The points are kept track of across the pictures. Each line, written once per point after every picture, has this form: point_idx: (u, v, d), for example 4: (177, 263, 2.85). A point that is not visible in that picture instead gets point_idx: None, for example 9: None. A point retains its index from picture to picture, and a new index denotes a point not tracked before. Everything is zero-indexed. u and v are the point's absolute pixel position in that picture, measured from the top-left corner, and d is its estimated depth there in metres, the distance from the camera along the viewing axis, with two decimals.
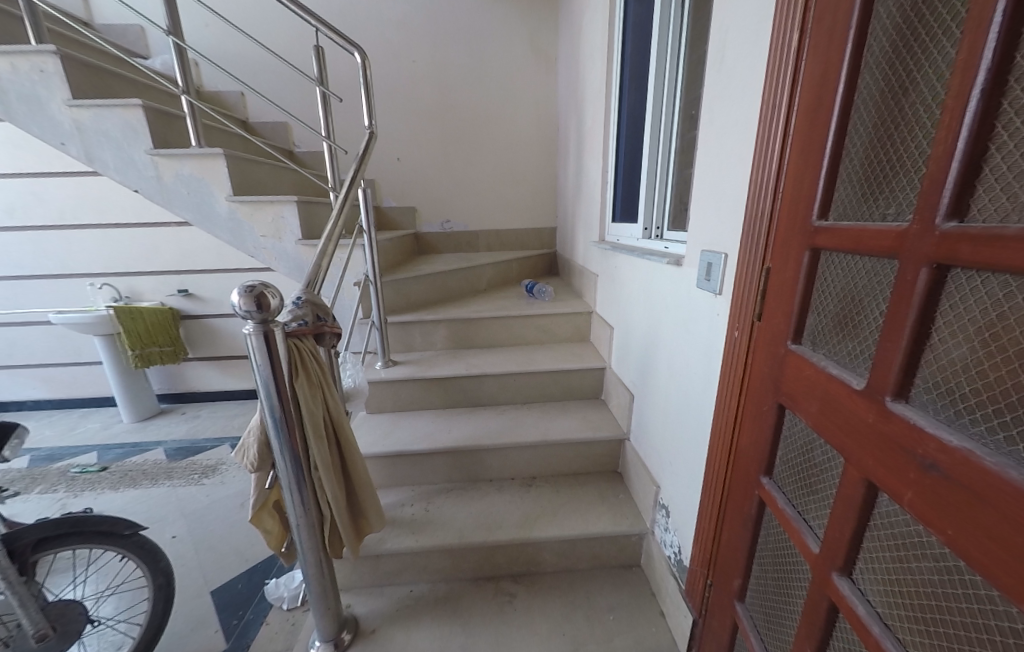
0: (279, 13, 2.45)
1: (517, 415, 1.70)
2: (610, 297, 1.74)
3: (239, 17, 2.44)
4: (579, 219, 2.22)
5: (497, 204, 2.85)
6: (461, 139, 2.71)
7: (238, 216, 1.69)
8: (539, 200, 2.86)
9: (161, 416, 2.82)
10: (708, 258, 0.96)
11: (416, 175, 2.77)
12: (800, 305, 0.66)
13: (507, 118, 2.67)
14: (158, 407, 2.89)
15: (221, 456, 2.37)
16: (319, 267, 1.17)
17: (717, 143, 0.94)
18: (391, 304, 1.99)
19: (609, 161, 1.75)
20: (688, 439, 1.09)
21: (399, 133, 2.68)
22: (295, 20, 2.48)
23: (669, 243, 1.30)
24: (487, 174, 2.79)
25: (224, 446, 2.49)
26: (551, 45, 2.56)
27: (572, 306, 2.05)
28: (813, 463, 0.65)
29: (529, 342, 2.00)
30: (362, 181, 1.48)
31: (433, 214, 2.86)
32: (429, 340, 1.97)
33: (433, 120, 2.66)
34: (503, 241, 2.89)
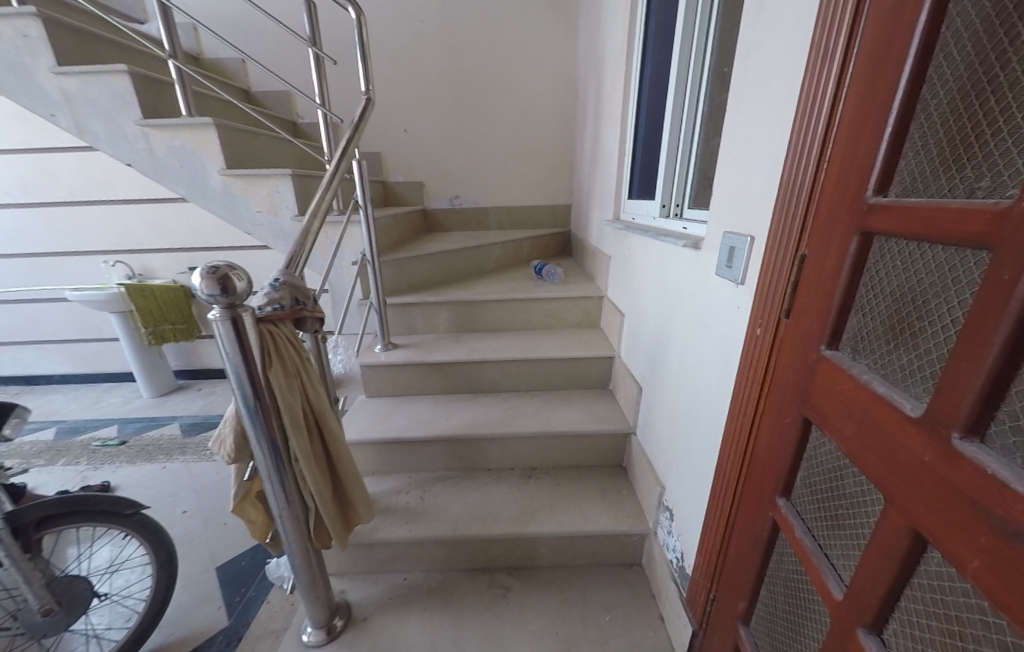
0: None
1: (519, 404, 1.63)
2: (623, 281, 1.61)
3: None
4: (594, 195, 2.07)
5: (509, 178, 2.71)
6: (472, 107, 2.55)
7: (235, 194, 1.65)
8: (554, 174, 2.70)
9: (179, 392, 2.88)
10: (731, 241, 0.83)
11: (425, 148, 2.64)
12: (840, 302, 0.54)
13: (521, 84, 2.49)
14: (175, 383, 2.95)
15: None
16: (304, 247, 1.09)
17: (750, 104, 0.79)
18: (393, 284, 1.92)
19: (627, 131, 1.59)
20: (699, 442, 0.99)
21: (407, 103, 2.54)
22: None
23: (688, 223, 1.16)
24: (499, 146, 2.63)
25: None
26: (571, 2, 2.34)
27: (582, 289, 1.93)
28: (844, 494, 0.54)
29: (536, 326, 1.90)
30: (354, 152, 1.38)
31: (443, 190, 2.74)
32: (432, 322, 1.89)
33: (442, 88, 2.51)
34: (515, 218, 2.76)
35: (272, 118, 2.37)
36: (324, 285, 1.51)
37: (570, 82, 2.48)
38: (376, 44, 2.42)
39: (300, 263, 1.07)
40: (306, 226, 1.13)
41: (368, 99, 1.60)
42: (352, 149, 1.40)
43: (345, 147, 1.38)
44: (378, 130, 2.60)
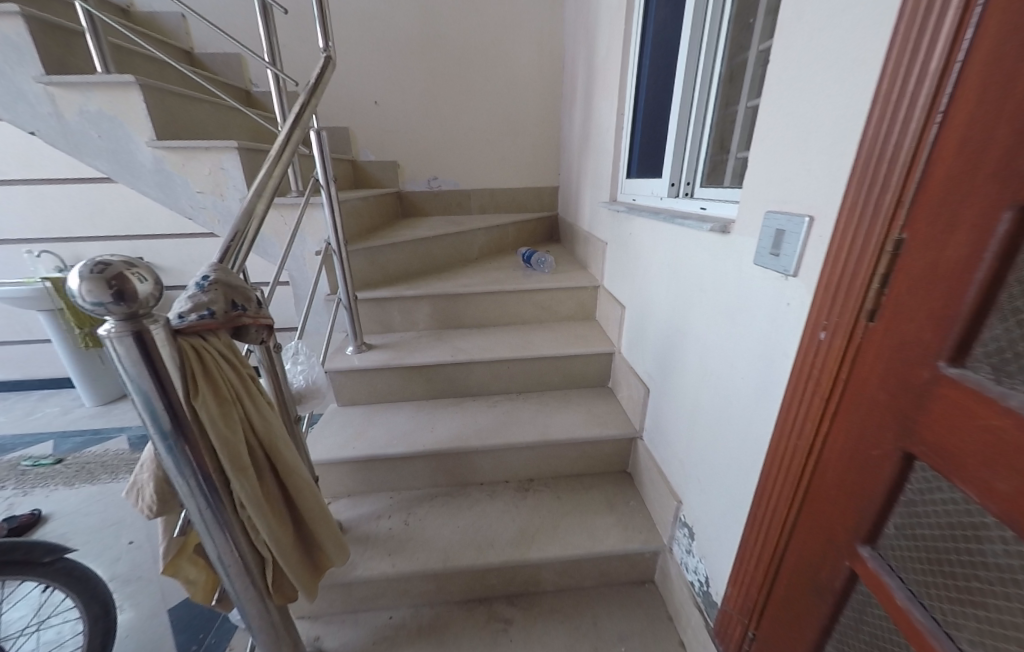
0: None
1: (511, 409, 1.47)
2: (622, 269, 1.45)
3: None
4: (586, 175, 1.90)
5: (490, 158, 2.49)
6: (448, 77, 2.31)
7: (166, 167, 1.39)
8: (539, 153, 2.50)
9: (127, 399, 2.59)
10: (775, 223, 0.67)
11: (397, 124, 2.39)
12: (975, 306, 0.40)
13: (503, 52, 2.27)
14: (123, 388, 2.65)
15: None
16: (243, 236, 0.88)
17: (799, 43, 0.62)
18: (366, 276, 1.71)
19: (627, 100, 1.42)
20: (729, 462, 0.84)
21: (375, 71, 2.28)
22: None
23: (707, 202, 0.99)
24: (478, 122, 2.41)
25: None
26: None
27: (576, 278, 1.77)
28: (988, 565, 0.42)
29: (526, 321, 1.74)
30: (307, 120, 1.16)
31: (418, 171, 2.50)
32: (411, 319, 1.70)
33: (415, 54, 2.26)
34: (498, 201, 2.57)
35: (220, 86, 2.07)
36: (278, 277, 1.29)
37: (556, 50, 2.27)
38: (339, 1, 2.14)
39: (240, 256, 0.87)
40: (247, 209, 0.92)
41: (325, 60, 1.36)
42: (304, 118, 1.17)
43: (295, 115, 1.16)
44: (342, 102, 2.33)
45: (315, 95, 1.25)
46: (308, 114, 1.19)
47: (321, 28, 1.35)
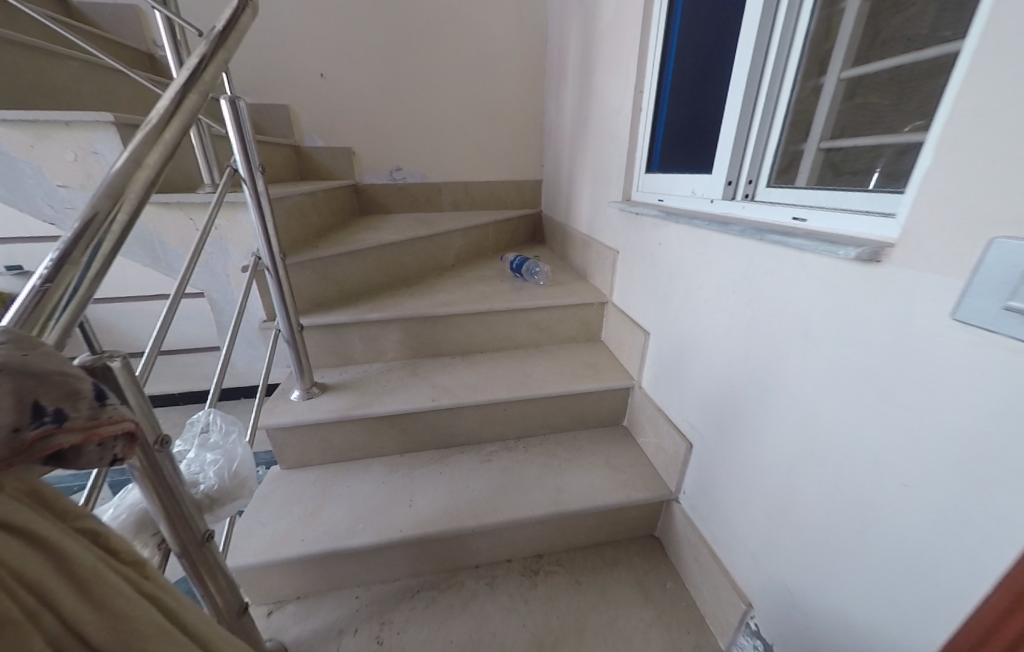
0: None
1: (510, 465, 1.16)
2: (643, 287, 1.16)
3: None
4: (583, 168, 1.60)
5: (463, 144, 2.13)
6: (411, 46, 1.92)
7: (6, 149, 0.96)
8: (520, 141, 2.17)
9: None
10: (1014, 258, 0.38)
11: (350, 102, 1.98)
12: None
13: (475, 17, 1.89)
14: None
15: None
16: (97, 247, 0.50)
17: None
18: (314, 294, 1.33)
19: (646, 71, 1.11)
20: (867, 602, 0.57)
21: (318, 34, 1.85)
22: None
23: (805, 211, 0.66)
24: (448, 102, 2.04)
25: None
26: None
27: (577, 291, 1.48)
28: None
29: (520, 345, 1.43)
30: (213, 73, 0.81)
31: (377, 159, 2.10)
32: (376, 348, 1.35)
33: (369, 16, 1.85)
34: (473, 195, 2.22)
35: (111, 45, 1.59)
36: (183, 293, 0.87)
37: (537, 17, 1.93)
38: None
39: (89, 283, 0.49)
40: (100, 200, 0.53)
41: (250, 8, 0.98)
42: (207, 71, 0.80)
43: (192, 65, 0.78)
44: (280, 73, 1.90)
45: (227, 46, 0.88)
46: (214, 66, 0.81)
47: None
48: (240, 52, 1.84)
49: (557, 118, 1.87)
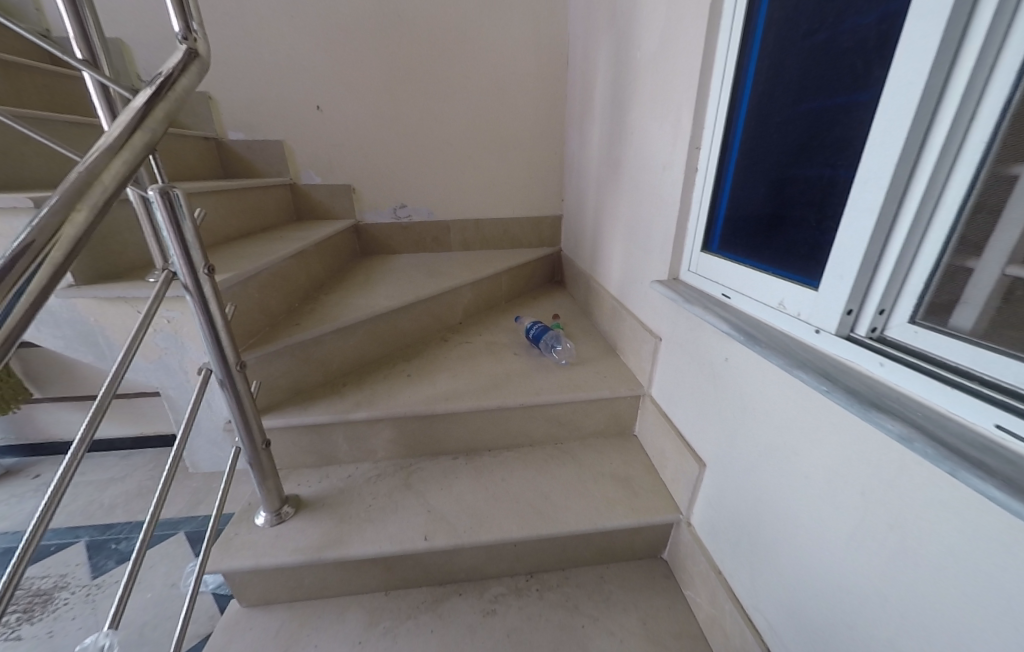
0: None
1: (517, 625, 0.90)
2: (699, 400, 0.90)
3: None
4: (615, 220, 1.34)
5: (475, 179, 1.89)
6: (417, 73, 1.69)
7: None
8: (539, 175, 1.91)
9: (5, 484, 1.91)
10: None
11: (349, 134, 1.78)
12: None
13: (487, 38, 1.65)
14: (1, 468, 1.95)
15: (68, 570, 1.53)
16: None
17: None
18: (294, 382, 1.12)
19: (700, 125, 0.87)
20: None
21: (312, 62, 1.65)
22: None
23: (1012, 421, 0.40)
24: (458, 134, 1.80)
25: (79, 544, 1.63)
26: None
27: (605, 375, 1.22)
28: None
29: (534, 441, 1.18)
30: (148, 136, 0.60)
31: (379, 196, 1.89)
32: (361, 449, 1.12)
33: (369, 41, 1.63)
34: (486, 234, 1.99)
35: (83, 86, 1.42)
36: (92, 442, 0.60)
37: (559, 36, 1.67)
38: None
39: None
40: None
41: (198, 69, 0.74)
42: (131, 156, 0.57)
43: (105, 145, 0.55)
44: (273, 106, 1.71)
45: (165, 108, 0.65)
46: (142, 146, 0.59)
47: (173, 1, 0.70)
48: (231, 85, 1.66)
49: (581, 153, 1.61)
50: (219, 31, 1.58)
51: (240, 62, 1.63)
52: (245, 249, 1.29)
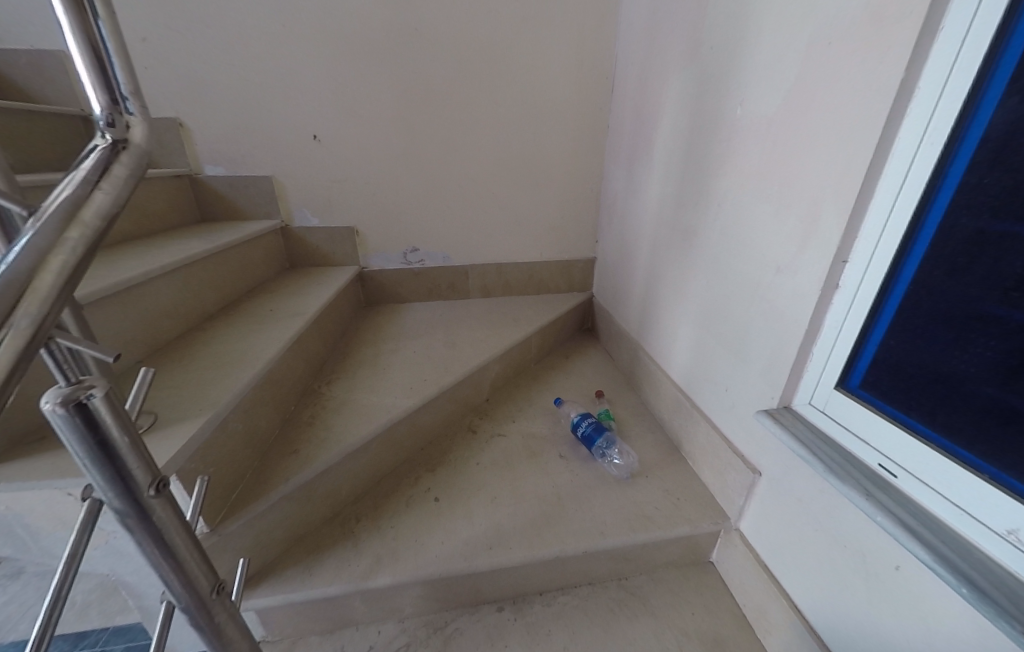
0: None
1: None
2: (832, 585, 0.70)
3: None
4: (682, 298, 1.11)
5: (499, 217, 1.66)
6: (436, 103, 1.45)
7: None
8: (570, 215, 1.70)
9: None
10: None
11: (352, 170, 1.50)
12: None
13: (522, 59, 1.42)
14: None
15: None
16: None
17: None
18: (295, 528, 0.88)
19: (853, 233, 0.64)
20: None
21: (307, 89, 1.37)
22: None
23: None
24: (481, 171, 1.57)
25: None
26: None
27: (678, 492, 1.01)
28: None
29: (595, 580, 0.97)
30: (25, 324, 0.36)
31: (387, 239, 1.62)
32: (384, 610, 0.89)
33: (379, 67, 1.37)
34: (508, 279, 1.77)
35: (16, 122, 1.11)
36: None
37: (603, 60, 1.46)
38: None
39: None
40: None
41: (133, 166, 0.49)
42: None
43: None
44: (260, 135, 1.41)
45: (64, 265, 0.39)
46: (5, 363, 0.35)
47: (86, 65, 0.47)
48: (208, 115, 1.36)
49: (635, 201, 1.37)
50: (196, 48, 1.28)
51: (222, 86, 1.33)
52: (232, 343, 1.02)
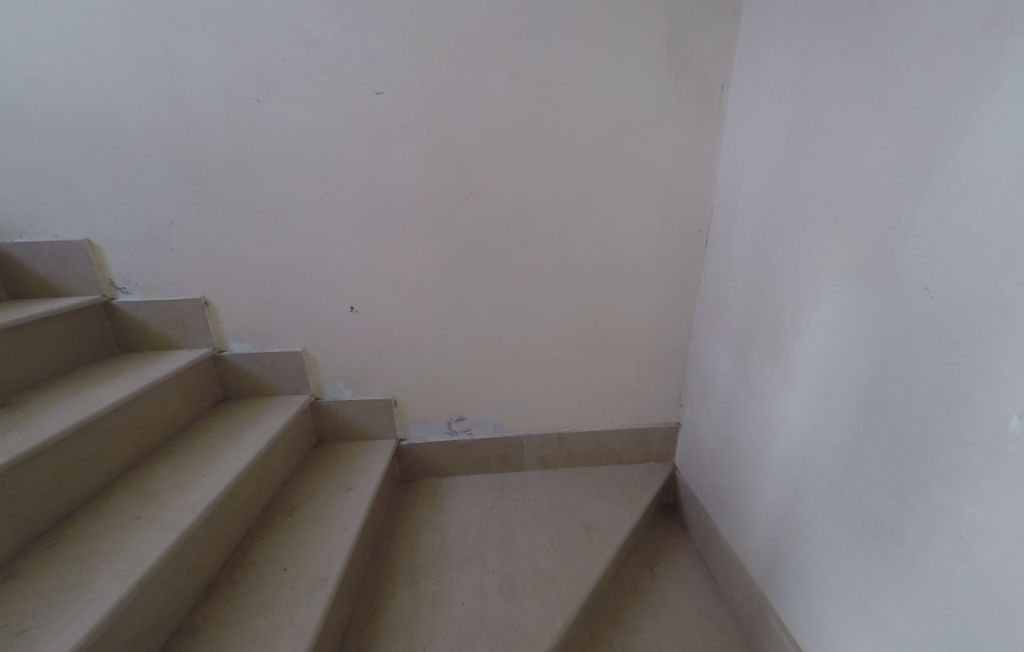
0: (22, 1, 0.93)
1: None
2: None
3: None
4: (885, 620, 0.72)
5: (565, 383, 1.37)
6: (497, 267, 1.24)
7: None
8: (653, 378, 1.38)
9: None
10: None
11: (393, 340, 1.29)
12: None
13: (598, 216, 1.20)
14: None
15: None
16: None
17: None
18: None
19: None
20: None
21: (348, 260, 1.20)
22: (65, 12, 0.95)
23: None
24: (548, 335, 1.32)
25: None
26: (716, 75, 1.08)
27: None
28: None
29: None
30: None
31: (429, 408, 1.36)
32: None
33: (431, 236, 1.19)
34: (572, 450, 1.43)
35: (16, 349, 0.96)
36: None
37: (697, 214, 1.21)
38: (285, 150, 1.09)
39: None
40: None
41: None
42: None
43: None
44: (291, 308, 1.22)
45: None
46: None
47: None
48: (235, 292, 1.19)
49: (760, 405, 1.02)
50: (227, 228, 1.13)
51: (252, 263, 1.17)
52: None
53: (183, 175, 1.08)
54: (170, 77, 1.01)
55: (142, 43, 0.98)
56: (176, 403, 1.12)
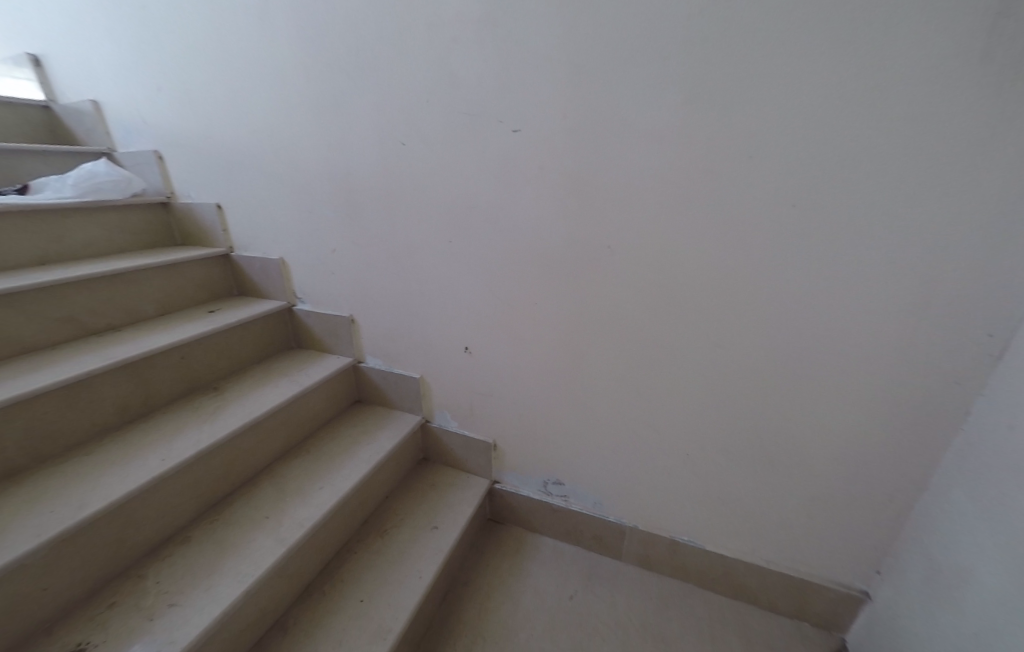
0: (254, 71, 1.14)
1: None
2: None
3: (203, 87, 1.22)
4: None
5: (694, 486, 1.07)
6: (628, 336, 1.00)
7: None
8: (834, 522, 0.96)
9: None
10: None
11: (502, 387, 1.21)
12: None
13: (786, 293, 0.83)
14: None
15: None
16: None
17: None
18: None
19: None
20: None
21: (467, 302, 1.15)
22: (278, 77, 1.12)
23: None
24: (682, 427, 1.03)
25: None
26: None
27: None
28: None
29: None
30: None
31: (528, 462, 1.26)
32: None
33: (555, 290, 1.03)
34: (687, 564, 1.14)
35: (225, 344, 1.26)
36: None
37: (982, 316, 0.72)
38: (422, 190, 1.07)
39: None
40: None
41: None
42: None
43: None
44: (415, 338, 1.27)
45: None
46: None
47: None
48: (372, 316, 1.29)
49: None
50: (371, 259, 1.22)
51: (387, 292, 1.24)
52: None
53: (342, 211, 1.19)
54: (339, 124, 1.09)
55: (322, 95, 1.08)
56: (319, 406, 1.31)
